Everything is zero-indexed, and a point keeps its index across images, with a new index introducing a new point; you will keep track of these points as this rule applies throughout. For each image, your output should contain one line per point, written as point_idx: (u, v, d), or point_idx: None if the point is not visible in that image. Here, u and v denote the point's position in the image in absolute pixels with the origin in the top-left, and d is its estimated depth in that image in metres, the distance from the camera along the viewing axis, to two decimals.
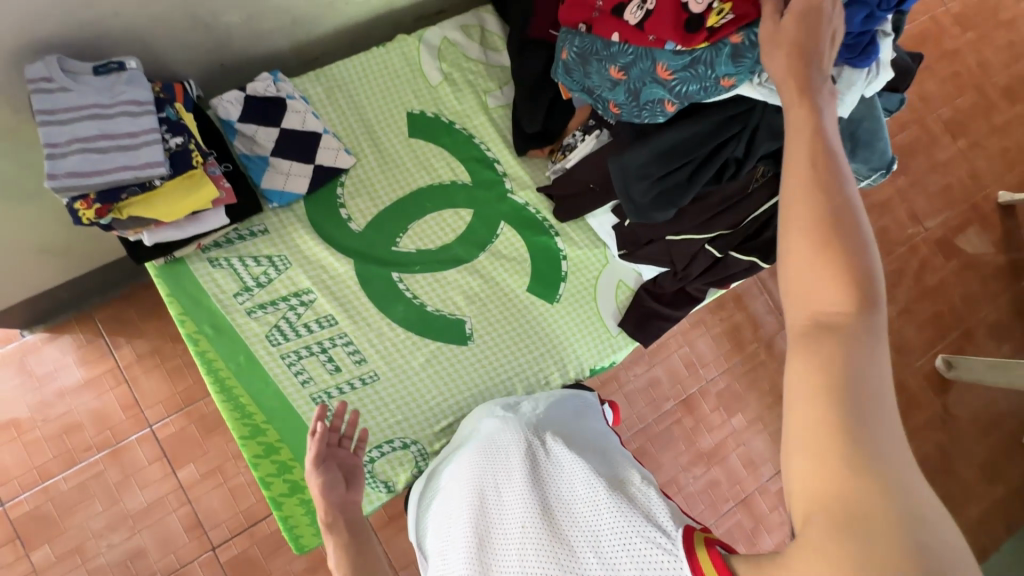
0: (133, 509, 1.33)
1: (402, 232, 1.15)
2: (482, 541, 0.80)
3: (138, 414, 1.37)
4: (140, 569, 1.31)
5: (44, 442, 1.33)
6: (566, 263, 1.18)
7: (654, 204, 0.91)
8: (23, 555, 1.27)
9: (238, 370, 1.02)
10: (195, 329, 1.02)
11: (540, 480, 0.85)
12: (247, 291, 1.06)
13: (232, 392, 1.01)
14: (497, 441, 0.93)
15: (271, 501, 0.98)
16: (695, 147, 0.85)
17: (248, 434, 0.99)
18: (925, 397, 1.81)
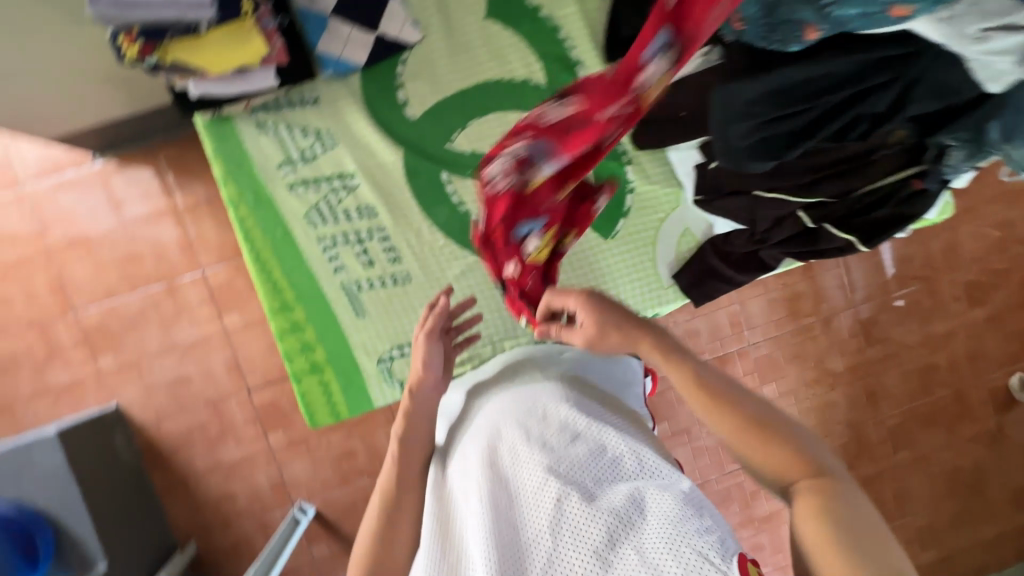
0: (183, 341, 1.45)
1: (459, 128, 1.07)
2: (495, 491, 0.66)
3: (192, 257, 1.44)
4: (185, 393, 1.46)
5: (110, 264, 1.43)
6: (632, 198, 1.11)
7: (752, 152, 0.72)
8: (92, 359, 1.44)
9: (274, 243, 1.03)
10: (236, 194, 1.02)
11: (576, 453, 0.68)
12: (291, 164, 1.03)
13: (266, 265, 1.02)
14: (531, 396, 0.76)
15: (293, 374, 1.05)
16: (825, 93, 0.63)
17: (277, 307, 1.03)
18: (983, 411, 1.67)
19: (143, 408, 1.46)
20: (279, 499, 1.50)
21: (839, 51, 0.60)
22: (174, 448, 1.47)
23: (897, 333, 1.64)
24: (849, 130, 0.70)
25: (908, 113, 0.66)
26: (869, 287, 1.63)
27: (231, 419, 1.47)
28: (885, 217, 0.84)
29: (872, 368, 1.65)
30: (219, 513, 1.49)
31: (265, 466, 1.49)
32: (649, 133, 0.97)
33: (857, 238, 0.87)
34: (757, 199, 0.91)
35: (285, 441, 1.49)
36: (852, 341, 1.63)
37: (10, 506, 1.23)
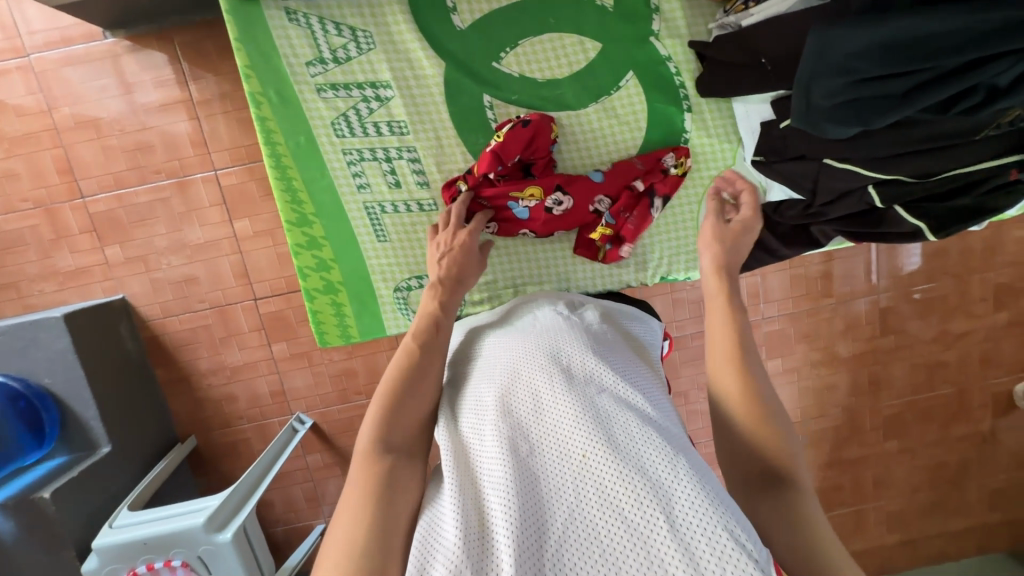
0: (192, 241, 1.42)
1: (508, 45, 0.98)
2: (519, 433, 0.64)
3: (205, 155, 1.38)
4: (192, 294, 1.45)
5: (120, 152, 1.37)
6: (683, 150, 1.03)
7: (834, 112, 0.74)
8: (99, 248, 1.41)
9: (296, 152, 0.98)
10: (259, 91, 0.94)
11: (601, 410, 0.66)
12: (321, 64, 0.95)
13: (287, 174, 0.98)
14: (559, 349, 0.76)
15: (306, 292, 1.03)
16: (942, 54, 0.63)
17: (295, 221, 0.99)
18: (980, 413, 1.67)
19: (149, 303, 1.45)
20: (278, 407, 1.53)
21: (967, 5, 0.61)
22: (178, 345, 1.48)
23: (914, 326, 1.61)
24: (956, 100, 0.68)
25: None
26: (897, 276, 1.57)
27: (236, 325, 1.47)
28: (962, 207, 0.82)
29: (881, 357, 1.63)
30: (220, 413, 1.53)
31: (267, 374, 1.51)
32: (730, 83, 0.92)
33: (927, 226, 0.84)
34: (826, 166, 0.87)
35: (287, 353, 1.50)
36: (867, 328, 1.60)
37: (17, 380, 1.26)
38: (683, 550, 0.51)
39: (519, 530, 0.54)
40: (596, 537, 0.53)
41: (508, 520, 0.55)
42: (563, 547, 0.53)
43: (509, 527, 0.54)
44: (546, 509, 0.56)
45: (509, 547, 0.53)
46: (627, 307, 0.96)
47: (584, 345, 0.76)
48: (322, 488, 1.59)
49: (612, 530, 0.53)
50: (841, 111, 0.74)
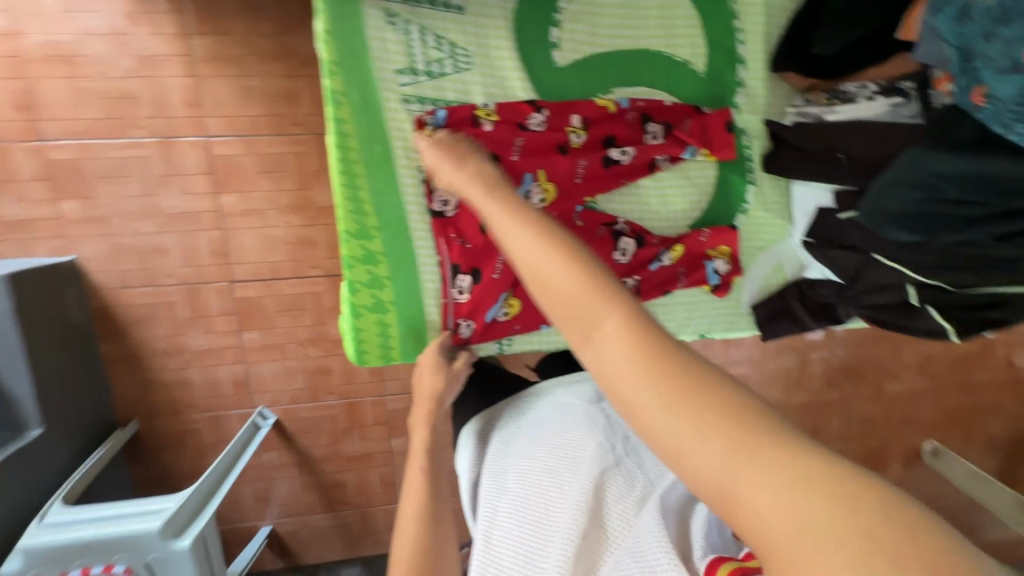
0: (168, 209, 1.28)
1: (604, 91, 0.98)
2: (516, 542, 0.72)
3: (198, 118, 1.25)
4: (158, 266, 1.31)
5: (94, 97, 1.21)
6: (742, 218, 1.08)
7: (903, 218, 0.74)
8: (50, 200, 1.23)
9: (368, 161, 0.91)
10: (341, 91, 0.87)
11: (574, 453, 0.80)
12: (412, 74, 0.90)
13: (355, 184, 0.91)
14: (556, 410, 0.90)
15: (350, 310, 0.95)
16: (1010, 191, 0.66)
17: (353, 234, 0.92)
18: (893, 464, 1.90)
19: (104, 271, 1.29)
20: (239, 398, 1.42)
21: None
22: (133, 320, 1.33)
23: (852, 384, 1.79)
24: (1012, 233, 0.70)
25: None
26: (849, 336, 1.74)
27: (205, 306, 1.35)
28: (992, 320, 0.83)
29: (823, 407, 1.79)
30: (170, 398, 1.39)
31: (232, 362, 1.40)
32: (803, 166, 0.97)
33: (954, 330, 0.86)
34: (874, 261, 0.89)
35: (258, 342, 1.39)
36: (815, 381, 1.76)
37: None
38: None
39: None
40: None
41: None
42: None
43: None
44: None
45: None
46: None
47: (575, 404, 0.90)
48: (274, 487, 1.50)
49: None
50: (908, 218, 0.74)
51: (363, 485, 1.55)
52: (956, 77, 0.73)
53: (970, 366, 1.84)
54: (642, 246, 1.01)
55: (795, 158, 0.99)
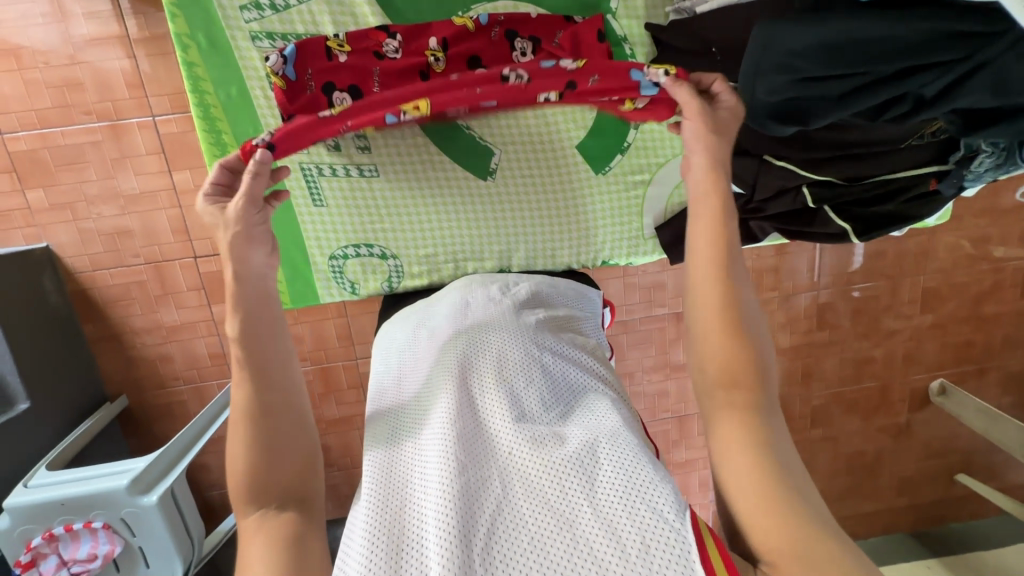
0: (126, 191, 1.33)
1: (463, 10, 1.04)
2: (439, 423, 0.71)
3: (143, 99, 1.28)
4: (125, 248, 1.37)
5: (44, 87, 1.25)
6: (635, 132, 1.11)
7: (775, 107, 0.76)
8: (19, 191, 1.30)
9: (226, 103, 1.06)
10: (186, 34, 1.01)
11: (519, 395, 0.75)
12: (257, 9, 1.01)
13: (216, 126, 1.06)
14: (488, 336, 0.84)
15: None
16: (890, 57, 0.65)
17: None
18: (898, 405, 1.81)
19: (77, 255, 1.36)
20: (217, 369, 1.48)
21: (910, 15, 0.62)
22: (110, 301, 1.40)
23: (846, 323, 1.69)
24: (889, 106, 0.73)
25: (949, 104, 0.68)
26: (838, 273, 1.64)
27: (173, 283, 1.41)
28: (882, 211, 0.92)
29: (815, 350, 1.71)
30: (153, 372, 1.47)
31: (206, 335, 1.45)
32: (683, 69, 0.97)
33: (853, 229, 0.94)
34: (767, 164, 0.88)
35: (228, 315, 1.45)
36: (804, 322, 1.68)
37: None
38: (609, 532, 0.59)
39: (456, 513, 0.61)
40: (521, 529, 0.60)
41: (438, 512, 0.61)
42: (489, 534, 0.60)
43: (445, 515, 0.60)
44: (477, 498, 0.63)
45: (443, 556, 0.57)
46: (567, 281, 1.04)
47: (508, 332, 0.84)
48: None
49: (538, 516, 0.61)
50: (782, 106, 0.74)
51: (345, 447, 1.60)
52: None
53: (980, 297, 1.71)
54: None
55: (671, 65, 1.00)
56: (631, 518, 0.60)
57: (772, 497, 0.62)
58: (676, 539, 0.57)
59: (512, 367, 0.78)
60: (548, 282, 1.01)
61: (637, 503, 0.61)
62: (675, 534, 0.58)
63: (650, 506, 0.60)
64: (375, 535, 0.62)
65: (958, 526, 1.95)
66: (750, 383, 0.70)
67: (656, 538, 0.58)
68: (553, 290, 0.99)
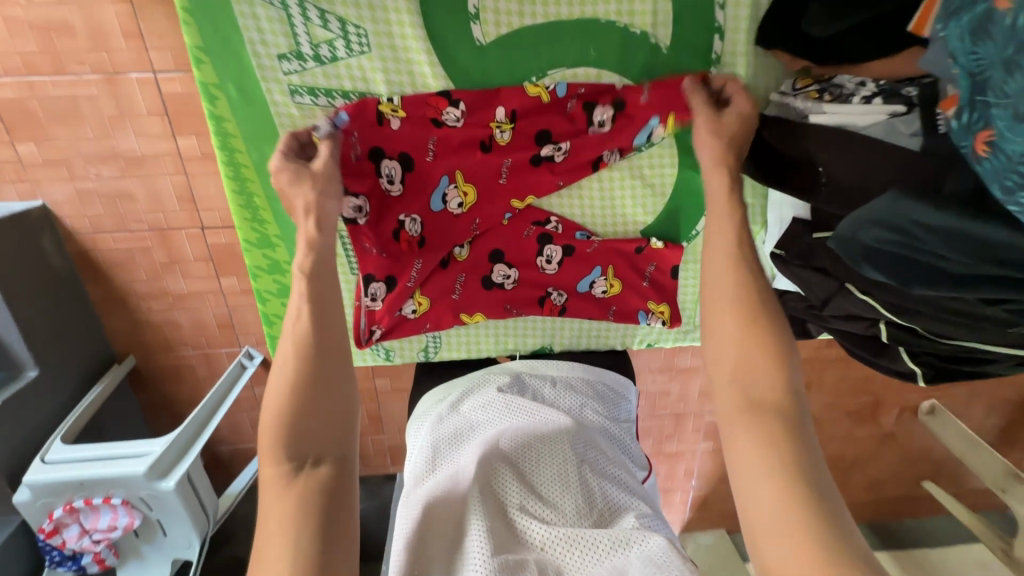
0: (127, 152, 1.22)
1: (537, 74, 0.98)
2: (479, 518, 0.75)
3: (142, 52, 1.13)
4: (127, 212, 1.28)
5: (27, 28, 1.09)
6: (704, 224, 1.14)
7: (875, 261, 0.74)
8: (8, 143, 1.19)
9: (257, 162, 1.02)
10: (216, 86, 0.96)
11: (555, 495, 0.81)
12: (298, 59, 0.95)
13: (247, 186, 1.04)
14: (526, 432, 0.90)
15: (265, 314, 1.15)
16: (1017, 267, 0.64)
17: (254, 241, 1.09)
18: (885, 417, 1.87)
19: (75, 214, 1.28)
20: (226, 338, 1.46)
21: None
22: (113, 264, 1.34)
23: None
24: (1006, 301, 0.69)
25: None
26: None
27: (180, 251, 1.34)
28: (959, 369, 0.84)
29: (819, 363, 1.73)
30: (160, 336, 1.45)
31: (214, 306, 1.42)
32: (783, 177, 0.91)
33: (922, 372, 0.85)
34: (847, 290, 0.86)
35: (238, 288, 1.40)
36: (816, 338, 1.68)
37: None
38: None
39: None
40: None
41: None
42: None
43: None
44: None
45: None
46: (614, 373, 1.08)
47: (546, 429, 0.90)
48: None
49: None
50: (883, 259, 0.73)
51: None
52: (963, 114, 0.68)
53: None
54: (569, 255, 1.16)
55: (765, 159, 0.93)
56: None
57: (801, 516, 0.68)
58: None
59: (549, 467, 0.84)
60: (587, 375, 1.05)
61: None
62: None
63: None
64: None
65: (912, 521, 2.12)
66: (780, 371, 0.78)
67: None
68: (587, 383, 1.03)
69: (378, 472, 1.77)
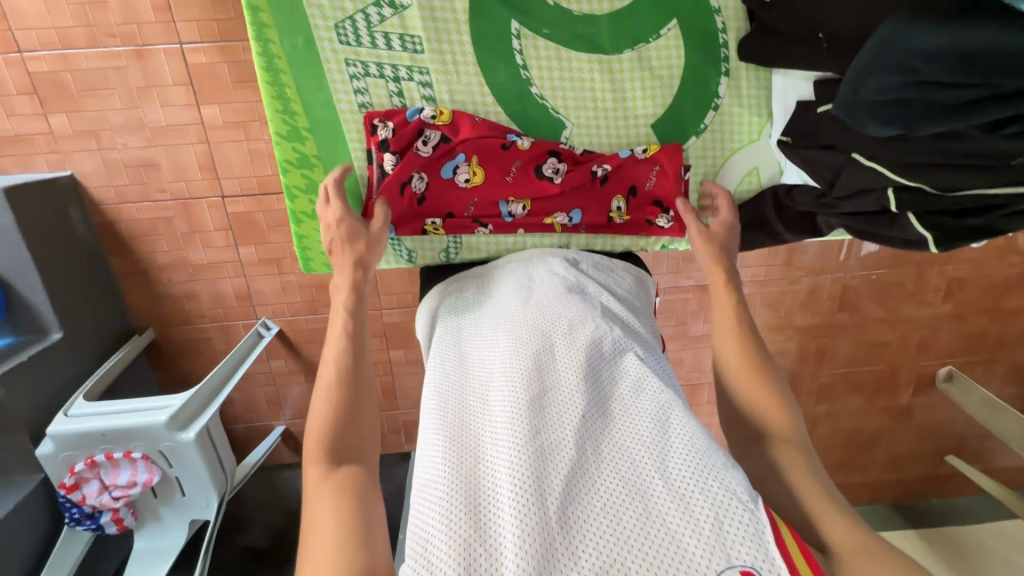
0: (153, 122, 1.28)
1: None
2: (512, 392, 0.75)
3: (169, 23, 1.20)
4: (151, 182, 1.33)
5: (64, 3, 1.17)
6: (712, 115, 1.12)
7: (877, 112, 0.70)
8: (41, 115, 1.25)
9: (291, 53, 1.02)
10: None
11: (591, 371, 0.79)
12: None
13: (279, 79, 1.03)
14: (556, 313, 0.87)
15: (293, 216, 1.13)
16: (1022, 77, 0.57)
17: (285, 136, 1.07)
18: (902, 389, 1.85)
19: (102, 186, 1.33)
20: (243, 310, 1.49)
21: None
22: (136, 235, 1.38)
23: (869, 306, 1.70)
24: (1007, 123, 0.64)
25: None
26: (868, 257, 1.62)
27: (201, 222, 1.38)
28: (974, 226, 0.83)
29: (831, 330, 1.73)
30: (179, 310, 1.48)
31: (232, 277, 1.45)
32: (785, 53, 0.93)
33: (932, 237, 0.85)
34: (851, 160, 0.89)
35: (255, 257, 1.43)
36: (826, 302, 1.68)
37: None
38: (680, 502, 0.63)
39: (529, 479, 0.64)
40: (595, 492, 0.65)
41: (517, 479, 0.65)
42: (565, 496, 0.64)
43: (518, 480, 0.65)
44: (555, 454, 0.68)
45: (515, 510, 0.62)
46: (626, 267, 1.08)
47: (577, 310, 0.88)
48: (285, 392, 1.61)
49: (611, 487, 0.65)
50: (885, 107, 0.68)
51: None
52: None
53: (1003, 291, 1.71)
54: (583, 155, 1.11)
55: (763, 41, 0.98)
56: (703, 495, 0.63)
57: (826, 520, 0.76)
58: (751, 517, 0.61)
59: (586, 344, 0.82)
60: (613, 266, 1.06)
61: (707, 479, 0.65)
62: (750, 512, 0.61)
63: (721, 485, 0.64)
64: (448, 484, 0.68)
65: (940, 502, 2.05)
66: (782, 423, 0.87)
67: (730, 517, 0.61)
68: (615, 270, 1.04)
69: (393, 452, 1.77)
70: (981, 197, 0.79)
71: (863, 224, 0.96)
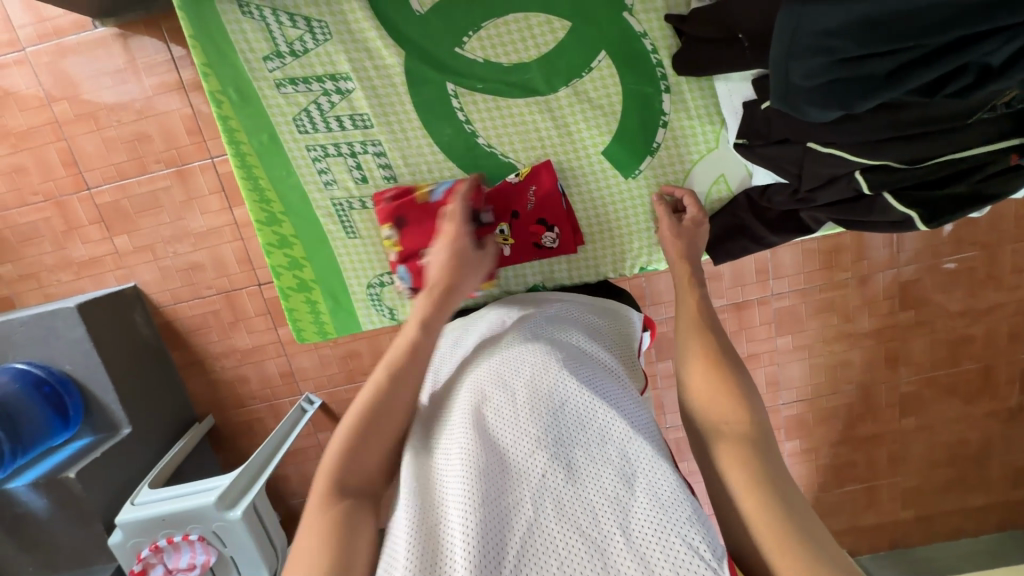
0: (195, 229, 1.44)
1: (471, 30, 1.07)
2: (469, 445, 0.75)
3: (201, 143, 1.38)
4: (199, 281, 1.49)
5: (119, 142, 1.38)
6: (662, 133, 1.12)
7: (813, 96, 0.70)
8: (108, 238, 1.45)
9: (258, 149, 1.14)
10: (219, 91, 1.10)
11: (554, 419, 0.78)
12: (279, 58, 1.09)
13: (253, 172, 1.15)
14: (520, 361, 0.87)
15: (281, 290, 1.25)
16: (930, 29, 0.60)
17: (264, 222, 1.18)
18: (1005, 388, 1.61)
19: (159, 290, 1.50)
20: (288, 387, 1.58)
21: None
22: (191, 330, 1.53)
23: (938, 299, 1.52)
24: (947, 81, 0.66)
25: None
26: (922, 247, 1.47)
27: (243, 310, 1.51)
28: (958, 194, 0.84)
29: (898, 332, 1.56)
30: (233, 394, 1.59)
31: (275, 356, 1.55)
32: (711, 61, 0.95)
33: (919, 215, 0.86)
34: (811, 150, 0.90)
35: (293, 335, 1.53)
36: (885, 302, 1.53)
37: (40, 366, 1.35)
38: (640, 562, 0.63)
39: (481, 539, 0.65)
40: (552, 548, 0.65)
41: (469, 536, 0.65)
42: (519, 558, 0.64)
43: (470, 538, 0.65)
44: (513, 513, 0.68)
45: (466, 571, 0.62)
46: (609, 304, 1.12)
47: (541, 356, 0.87)
48: None
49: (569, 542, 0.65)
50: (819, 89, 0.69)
51: None
52: None
53: None
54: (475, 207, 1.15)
55: (696, 53, 0.98)
56: (663, 553, 0.63)
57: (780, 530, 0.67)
58: None
59: (549, 393, 0.81)
60: (594, 304, 1.10)
61: (669, 535, 0.64)
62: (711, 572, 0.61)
63: (683, 540, 0.64)
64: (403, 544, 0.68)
65: None
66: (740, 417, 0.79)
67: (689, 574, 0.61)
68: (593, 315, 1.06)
69: None
70: (953, 160, 0.80)
71: (843, 208, 0.96)
